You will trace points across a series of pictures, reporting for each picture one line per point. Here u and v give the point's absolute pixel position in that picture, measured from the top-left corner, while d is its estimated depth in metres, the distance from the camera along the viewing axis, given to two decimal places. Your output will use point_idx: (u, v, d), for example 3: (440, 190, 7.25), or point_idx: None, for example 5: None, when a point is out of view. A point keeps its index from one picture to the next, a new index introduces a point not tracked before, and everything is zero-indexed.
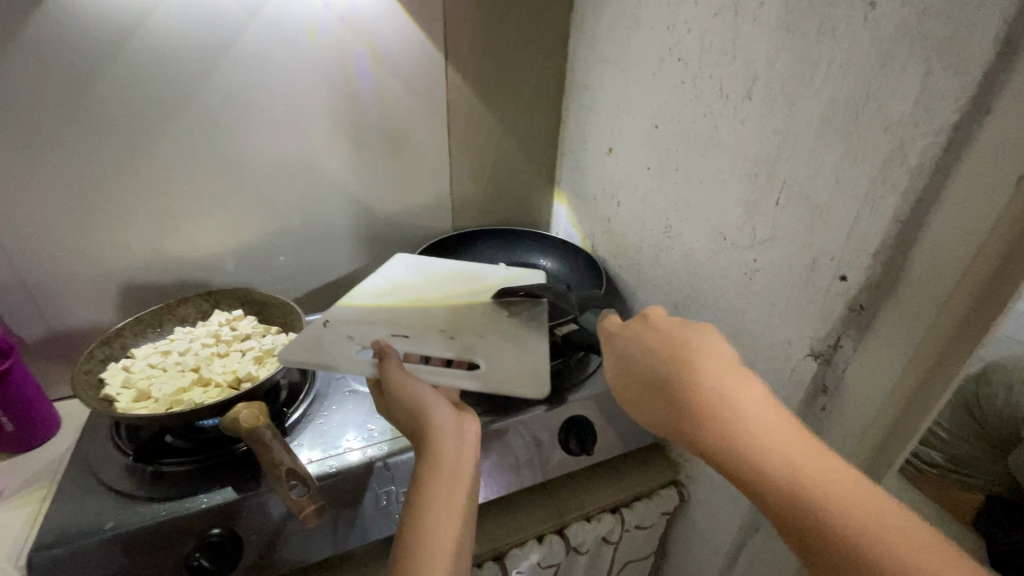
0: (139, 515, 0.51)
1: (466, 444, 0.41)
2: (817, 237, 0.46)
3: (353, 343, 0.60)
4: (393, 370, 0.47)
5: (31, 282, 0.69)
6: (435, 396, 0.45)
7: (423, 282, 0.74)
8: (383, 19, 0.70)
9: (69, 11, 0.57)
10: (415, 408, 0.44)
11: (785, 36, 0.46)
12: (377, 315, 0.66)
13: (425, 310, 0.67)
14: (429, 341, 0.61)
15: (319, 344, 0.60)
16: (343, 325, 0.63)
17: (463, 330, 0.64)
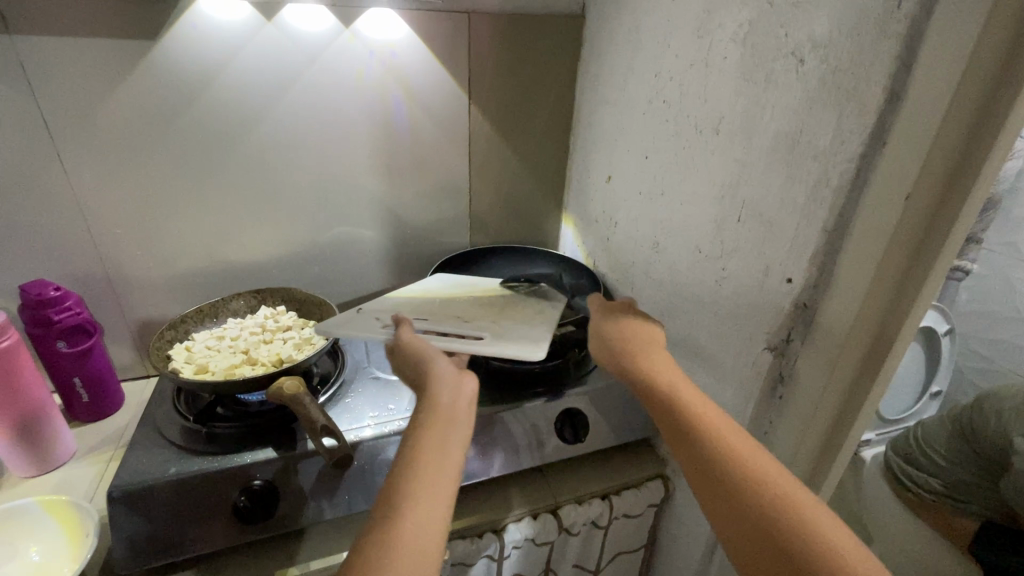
0: (197, 464, 0.61)
1: (463, 383, 0.49)
2: (768, 247, 0.54)
3: (377, 321, 0.70)
4: (403, 328, 0.58)
5: (113, 277, 0.82)
6: (435, 348, 0.55)
7: (449, 287, 0.84)
8: (418, 66, 0.84)
9: (171, 57, 0.72)
10: (419, 354, 0.54)
11: (741, 83, 0.56)
12: (401, 305, 0.77)
13: (443, 305, 0.77)
14: (446, 321, 0.71)
15: (345, 321, 0.70)
16: (372, 310, 0.75)
17: (477, 316, 0.73)
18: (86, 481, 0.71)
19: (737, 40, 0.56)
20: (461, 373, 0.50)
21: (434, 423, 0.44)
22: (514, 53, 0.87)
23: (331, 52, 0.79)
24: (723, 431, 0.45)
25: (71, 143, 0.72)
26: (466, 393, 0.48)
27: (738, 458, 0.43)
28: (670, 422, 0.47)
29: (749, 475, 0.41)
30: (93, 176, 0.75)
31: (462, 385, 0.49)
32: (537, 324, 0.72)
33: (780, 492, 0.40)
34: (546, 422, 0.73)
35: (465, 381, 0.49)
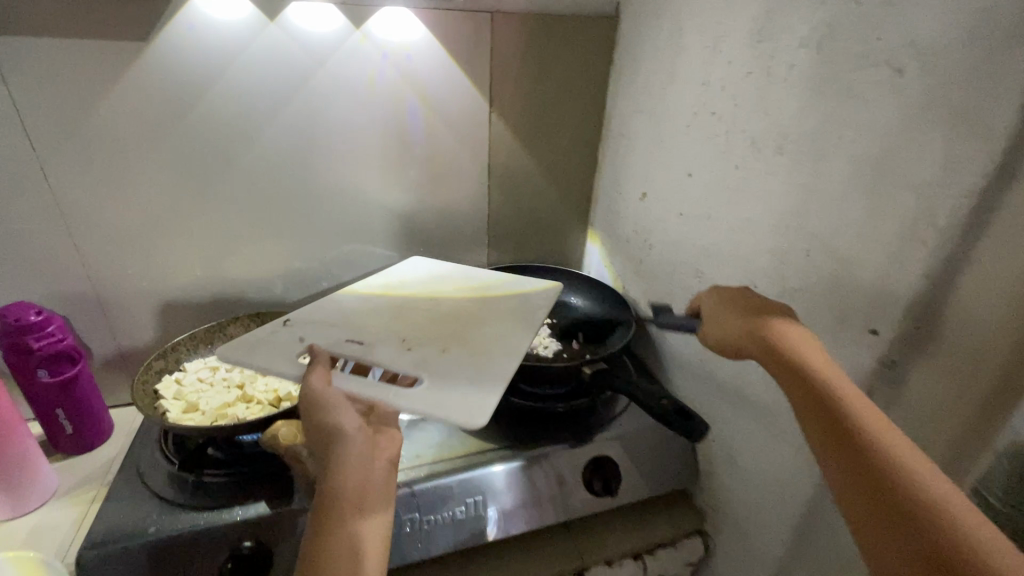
0: (180, 522, 0.54)
1: (376, 459, 0.42)
2: (845, 290, 0.46)
3: (300, 343, 0.59)
4: (314, 373, 0.49)
5: (100, 297, 0.75)
6: (346, 400, 0.47)
7: (418, 283, 0.75)
8: (434, 70, 0.76)
9: (163, 60, 0.65)
10: (324, 410, 0.45)
11: (814, 96, 0.47)
12: (338, 316, 0.65)
13: (392, 319, 0.65)
14: (384, 348, 0.59)
15: (257, 344, 0.59)
16: (300, 325, 0.63)
17: (427, 342, 0.61)
18: (64, 527, 0.64)
19: (809, 46, 0.47)
20: (376, 445, 0.43)
21: (334, 518, 0.38)
22: (538, 57, 0.79)
23: (340, 55, 0.72)
24: (867, 403, 0.36)
25: (54, 155, 0.66)
26: (378, 469, 0.41)
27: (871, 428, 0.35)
28: (795, 383, 0.40)
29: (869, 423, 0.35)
30: (77, 189, 0.68)
31: (373, 461, 0.42)
32: (491, 363, 0.59)
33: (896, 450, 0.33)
34: (571, 472, 0.65)
35: (377, 454, 0.42)
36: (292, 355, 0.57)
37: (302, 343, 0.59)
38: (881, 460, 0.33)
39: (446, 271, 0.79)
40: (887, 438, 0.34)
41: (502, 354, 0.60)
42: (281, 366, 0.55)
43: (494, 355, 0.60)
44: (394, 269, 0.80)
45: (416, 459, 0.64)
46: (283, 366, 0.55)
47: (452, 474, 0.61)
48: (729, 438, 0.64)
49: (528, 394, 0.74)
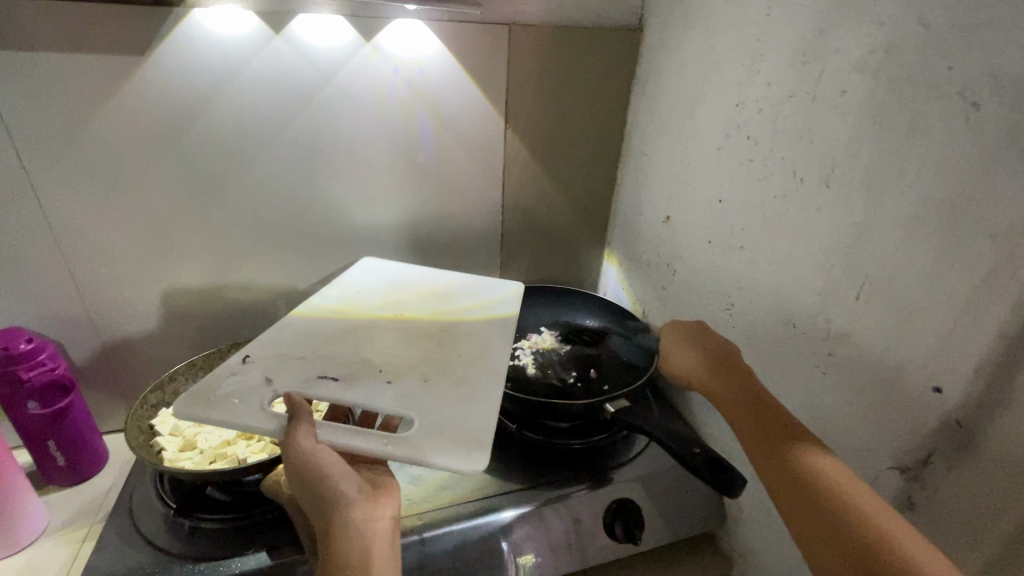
0: (175, 574, 0.50)
1: (379, 518, 0.40)
2: (904, 341, 0.42)
3: (267, 389, 0.52)
4: (301, 430, 0.44)
5: (96, 321, 0.72)
6: (341, 460, 0.43)
7: (375, 297, 0.70)
8: (447, 84, 0.72)
9: (162, 74, 0.62)
10: (320, 475, 0.41)
11: (869, 126, 0.43)
12: (301, 347, 0.59)
13: (363, 347, 0.60)
14: (362, 382, 0.54)
15: (222, 396, 0.51)
16: (262, 361, 0.56)
17: (404, 372, 0.57)
18: (54, 568, 0.59)
19: (865, 71, 0.43)
20: (377, 501, 0.42)
21: None
22: (557, 71, 0.75)
23: (349, 69, 0.68)
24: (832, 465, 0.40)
25: (47, 173, 0.62)
26: (384, 529, 0.40)
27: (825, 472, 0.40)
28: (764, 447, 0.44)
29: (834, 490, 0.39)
30: (71, 210, 0.65)
31: (376, 520, 0.40)
32: (486, 393, 0.55)
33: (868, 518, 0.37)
34: (591, 516, 0.61)
35: (380, 512, 0.41)
36: (263, 407, 0.50)
37: (269, 389, 0.52)
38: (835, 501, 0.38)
39: (405, 287, 0.74)
40: (841, 482, 0.39)
41: (489, 380, 0.57)
42: (259, 426, 0.47)
43: (479, 381, 0.56)
44: (347, 278, 0.75)
45: (426, 502, 0.60)
46: (259, 423, 0.48)
47: (464, 519, 0.58)
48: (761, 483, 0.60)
49: (546, 428, 0.70)
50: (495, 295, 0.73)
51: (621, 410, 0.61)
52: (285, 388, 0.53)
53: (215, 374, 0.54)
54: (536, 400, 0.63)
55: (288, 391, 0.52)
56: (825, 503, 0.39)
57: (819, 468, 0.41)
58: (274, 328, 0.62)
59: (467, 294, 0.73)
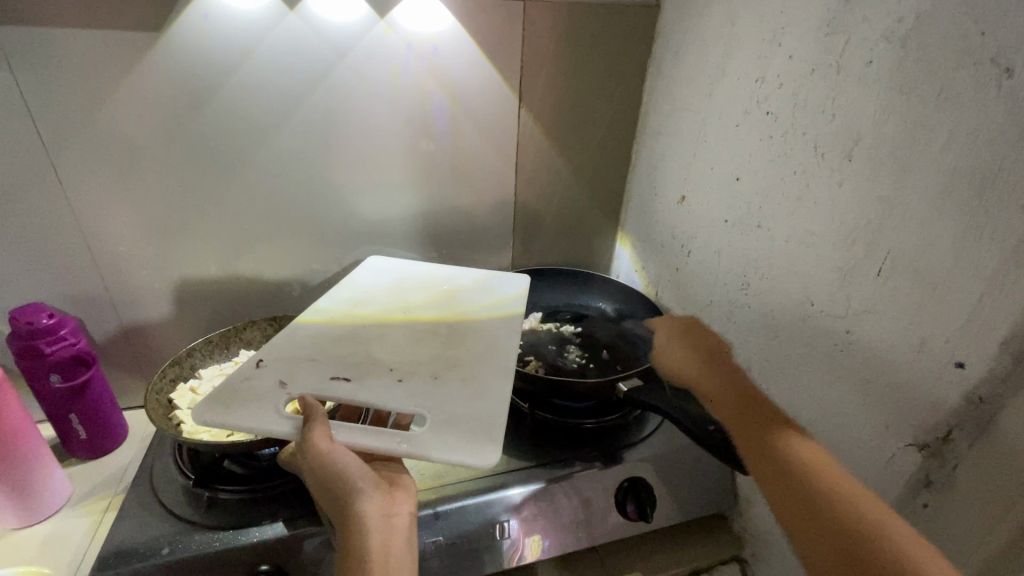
0: (194, 543, 0.51)
1: (398, 514, 0.41)
2: (926, 316, 0.41)
3: (281, 391, 0.52)
4: (316, 430, 0.44)
5: (114, 297, 0.73)
6: (357, 459, 0.44)
7: (383, 293, 0.71)
8: (462, 62, 0.72)
9: (178, 49, 0.62)
10: (339, 476, 0.42)
11: (896, 97, 0.42)
12: (312, 348, 0.59)
13: (371, 346, 0.60)
14: (372, 384, 0.54)
15: (239, 399, 0.51)
16: (276, 364, 0.56)
17: (415, 370, 0.57)
18: (77, 538, 0.61)
19: (892, 41, 0.42)
20: (394, 498, 0.42)
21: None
22: (572, 50, 0.74)
23: (364, 46, 0.67)
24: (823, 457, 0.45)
25: (65, 151, 0.63)
26: (403, 524, 0.41)
27: (813, 463, 0.45)
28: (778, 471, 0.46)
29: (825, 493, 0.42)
30: (89, 186, 0.65)
31: (395, 516, 0.41)
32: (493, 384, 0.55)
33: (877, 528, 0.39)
34: (603, 494, 0.62)
35: (398, 508, 0.42)
36: (277, 410, 0.49)
37: (282, 391, 0.52)
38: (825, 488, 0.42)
39: (411, 280, 0.75)
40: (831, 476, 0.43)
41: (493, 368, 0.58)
42: (273, 429, 0.47)
43: (484, 370, 0.58)
44: (352, 276, 0.75)
45: (439, 479, 0.60)
46: (274, 424, 0.48)
47: (476, 495, 0.58)
48: None
49: (559, 408, 0.71)
50: (494, 282, 0.75)
51: (632, 390, 0.60)
52: (300, 391, 0.52)
53: (231, 377, 0.53)
54: (548, 378, 0.63)
55: (302, 394, 0.52)
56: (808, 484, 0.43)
57: (806, 458, 0.45)
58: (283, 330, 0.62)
59: (466, 282, 0.76)
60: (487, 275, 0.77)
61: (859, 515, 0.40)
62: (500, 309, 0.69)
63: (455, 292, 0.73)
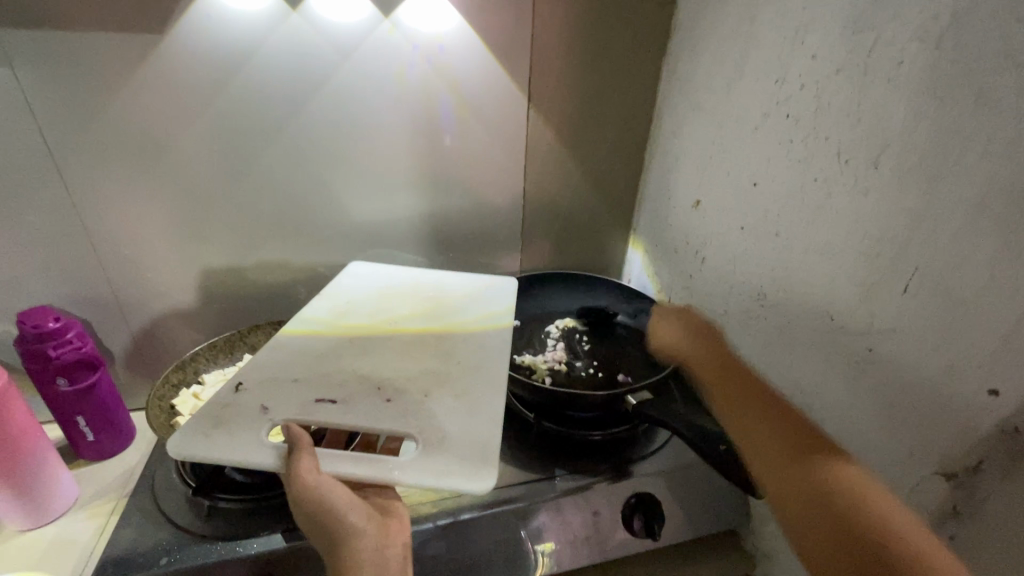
0: (193, 554, 0.51)
1: (392, 547, 0.41)
2: (957, 337, 0.39)
3: (263, 418, 0.51)
4: (303, 462, 0.43)
5: (122, 299, 0.73)
6: (346, 491, 0.43)
7: (368, 301, 0.70)
8: (469, 62, 0.70)
9: (180, 51, 0.61)
10: (328, 510, 0.41)
11: (929, 101, 0.39)
12: (296, 368, 0.57)
13: (360, 364, 0.58)
14: (361, 403, 0.53)
15: (223, 426, 0.50)
16: (257, 388, 0.54)
17: (407, 389, 0.55)
18: (81, 542, 0.60)
19: (924, 40, 0.39)
20: (387, 531, 0.42)
21: None
22: (583, 49, 0.72)
23: (368, 46, 0.66)
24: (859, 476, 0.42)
25: (71, 154, 0.62)
26: (395, 558, 0.41)
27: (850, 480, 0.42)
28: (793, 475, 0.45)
29: (846, 493, 0.42)
30: (94, 189, 0.65)
31: (388, 549, 0.41)
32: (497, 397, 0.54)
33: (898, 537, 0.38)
34: (609, 509, 0.60)
35: (391, 540, 0.42)
36: (261, 438, 0.48)
37: (264, 418, 0.51)
38: (869, 514, 0.40)
39: (396, 290, 0.73)
40: (868, 498, 0.41)
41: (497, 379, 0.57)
42: (255, 458, 0.46)
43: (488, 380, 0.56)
44: (336, 284, 0.73)
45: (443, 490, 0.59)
46: (256, 455, 0.47)
47: (478, 507, 0.57)
48: None
49: (565, 419, 0.69)
50: (481, 292, 0.73)
51: (641, 404, 0.59)
52: (281, 417, 0.51)
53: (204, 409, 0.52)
54: (555, 392, 0.61)
55: (286, 421, 0.50)
56: (833, 495, 0.42)
57: (845, 476, 0.42)
58: (267, 346, 0.60)
59: (450, 292, 0.73)
60: (487, 284, 0.75)
61: (882, 525, 0.39)
62: (490, 321, 0.67)
63: (450, 300, 0.72)
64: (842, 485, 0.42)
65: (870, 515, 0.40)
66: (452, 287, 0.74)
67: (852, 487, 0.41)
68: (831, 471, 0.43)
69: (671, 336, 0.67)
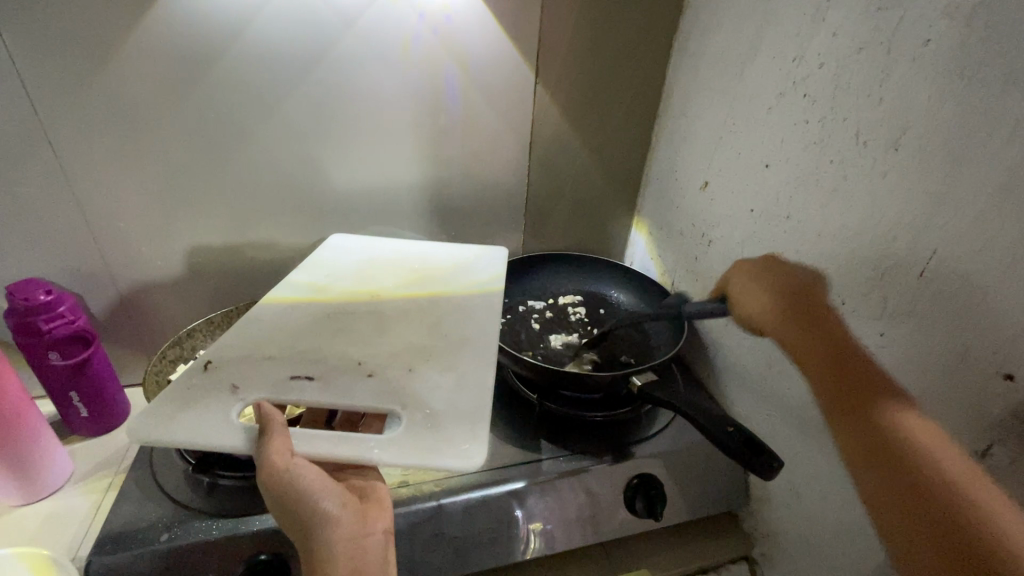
0: (195, 530, 0.51)
1: (371, 534, 0.42)
2: (974, 322, 0.38)
3: (233, 397, 0.49)
4: (274, 443, 0.41)
5: (116, 273, 0.71)
6: (322, 474, 0.42)
7: (345, 277, 0.68)
8: (475, 34, 0.68)
9: (174, 13, 0.58)
10: (301, 494, 0.40)
11: (955, 81, 0.38)
12: (269, 345, 0.55)
13: (336, 339, 0.57)
14: (340, 381, 0.52)
15: (193, 399, 0.48)
16: (226, 365, 0.52)
17: (389, 363, 0.54)
18: (79, 516, 0.59)
19: (954, 18, 0.38)
20: (365, 518, 0.43)
21: None
22: (594, 22, 0.70)
23: (372, 14, 0.63)
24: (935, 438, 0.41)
25: (59, 122, 0.60)
26: (373, 546, 0.42)
27: (910, 435, 0.42)
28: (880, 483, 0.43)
29: (913, 464, 0.40)
30: (87, 159, 0.63)
31: (366, 536, 0.42)
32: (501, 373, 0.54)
33: (954, 490, 0.38)
34: (611, 490, 0.60)
35: (370, 527, 0.42)
36: (231, 418, 0.47)
37: (234, 397, 0.49)
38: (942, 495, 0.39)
39: (379, 260, 0.72)
40: (926, 446, 0.41)
41: None
42: (226, 441, 0.45)
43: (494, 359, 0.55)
44: (312, 259, 0.71)
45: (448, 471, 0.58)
46: (225, 438, 0.45)
47: (481, 487, 0.56)
48: (792, 466, 0.58)
49: (568, 399, 0.69)
50: (467, 259, 0.73)
51: (645, 385, 0.58)
52: (254, 395, 0.49)
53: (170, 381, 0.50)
54: (554, 371, 0.60)
55: (259, 400, 0.49)
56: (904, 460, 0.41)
57: (909, 431, 0.42)
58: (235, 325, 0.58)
59: (438, 261, 0.73)
60: (476, 254, 0.74)
61: (944, 491, 0.39)
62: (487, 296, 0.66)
63: (436, 270, 0.71)
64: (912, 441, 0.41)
65: (926, 481, 0.39)
66: (436, 259, 0.73)
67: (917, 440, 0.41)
68: (908, 443, 0.41)
69: (750, 295, 0.57)
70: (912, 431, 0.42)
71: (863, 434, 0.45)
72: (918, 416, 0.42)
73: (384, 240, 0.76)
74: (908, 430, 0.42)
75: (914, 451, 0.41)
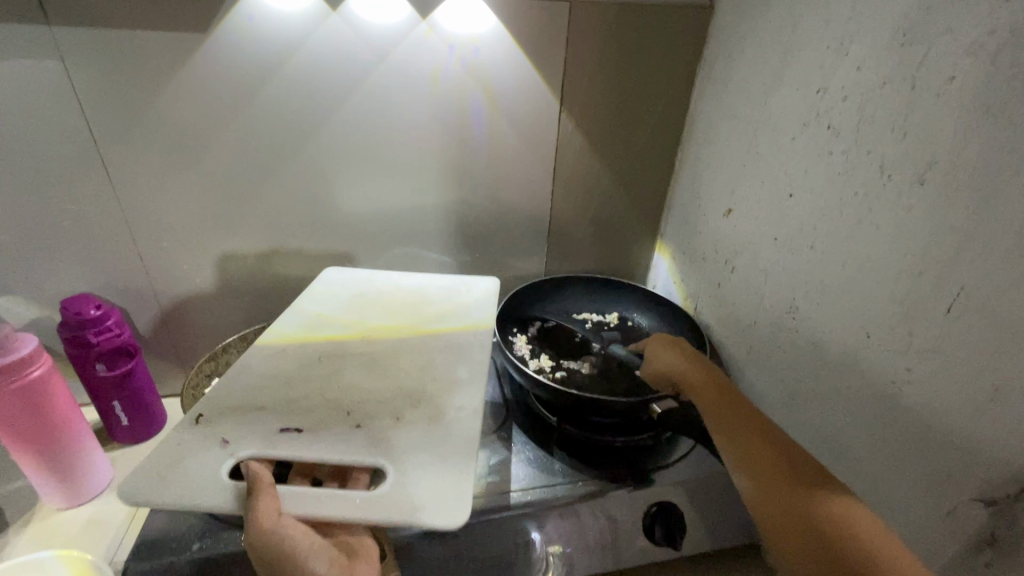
0: (223, 541, 0.52)
1: None
2: (1001, 361, 0.37)
3: (223, 452, 0.50)
4: (263, 502, 0.43)
5: (159, 290, 0.75)
6: (310, 533, 0.43)
7: (342, 313, 0.71)
8: (502, 64, 0.70)
9: (220, 50, 0.62)
10: (290, 549, 0.41)
11: (980, 117, 0.38)
12: (262, 395, 0.57)
13: (335, 382, 0.59)
14: (329, 431, 0.53)
15: (184, 454, 0.50)
16: (217, 419, 0.54)
17: (376, 414, 0.55)
18: (115, 523, 0.62)
19: (978, 54, 0.38)
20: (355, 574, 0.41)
21: None
22: (618, 53, 0.72)
23: (403, 48, 0.67)
24: (866, 515, 0.39)
25: (112, 148, 0.64)
26: None
27: (847, 519, 0.39)
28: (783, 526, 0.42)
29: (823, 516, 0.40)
30: (137, 182, 0.67)
31: None
32: None
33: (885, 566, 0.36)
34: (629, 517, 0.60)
35: None
36: (221, 476, 0.48)
37: (224, 452, 0.50)
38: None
39: (373, 300, 0.73)
40: (868, 533, 0.38)
41: None
42: (212, 502, 0.45)
43: None
44: (306, 295, 0.74)
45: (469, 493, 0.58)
46: (215, 499, 0.46)
47: (498, 510, 0.57)
48: None
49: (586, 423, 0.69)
50: (464, 300, 0.74)
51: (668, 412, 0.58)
52: (244, 451, 0.50)
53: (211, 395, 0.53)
54: (579, 395, 0.61)
55: (249, 457, 0.50)
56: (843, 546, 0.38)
57: (839, 513, 0.40)
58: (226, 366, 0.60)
59: (434, 302, 0.74)
60: (475, 296, 0.75)
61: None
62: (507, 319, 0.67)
63: (434, 308, 0.73)
64: (832, 513, 0.40)
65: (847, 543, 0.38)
66: (435, 297, 0.75)
67: (845, 512, 0.40)
68: (845, 527, 0.39)
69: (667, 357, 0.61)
70: (847, 517, 0.39)
71: (788, 504, 0.42)
72: (854, 504, 0.40)
73: (382, 274, 0.79)
74: (855, 523, 0.39)
75: (844, 523, 0.39)
